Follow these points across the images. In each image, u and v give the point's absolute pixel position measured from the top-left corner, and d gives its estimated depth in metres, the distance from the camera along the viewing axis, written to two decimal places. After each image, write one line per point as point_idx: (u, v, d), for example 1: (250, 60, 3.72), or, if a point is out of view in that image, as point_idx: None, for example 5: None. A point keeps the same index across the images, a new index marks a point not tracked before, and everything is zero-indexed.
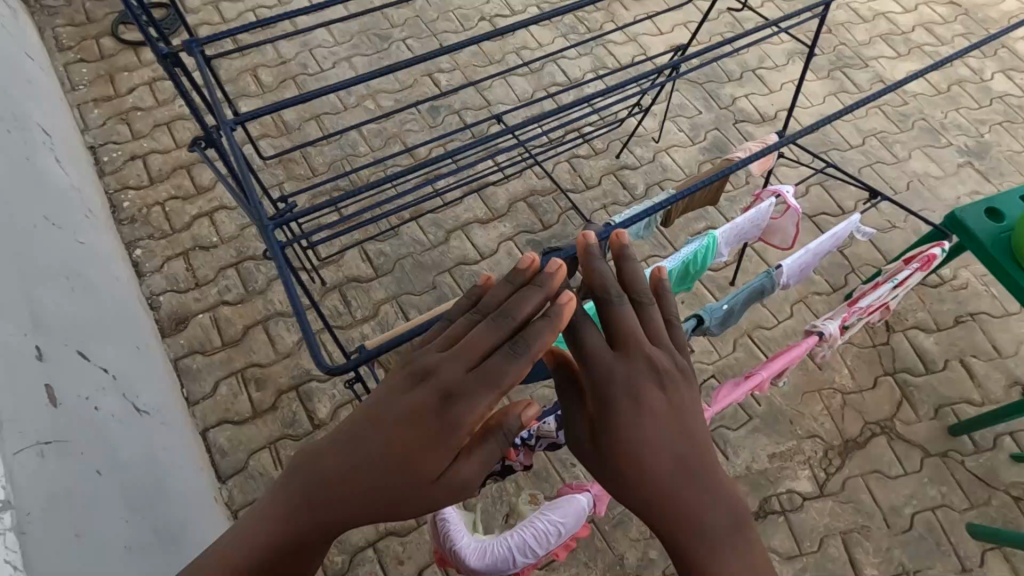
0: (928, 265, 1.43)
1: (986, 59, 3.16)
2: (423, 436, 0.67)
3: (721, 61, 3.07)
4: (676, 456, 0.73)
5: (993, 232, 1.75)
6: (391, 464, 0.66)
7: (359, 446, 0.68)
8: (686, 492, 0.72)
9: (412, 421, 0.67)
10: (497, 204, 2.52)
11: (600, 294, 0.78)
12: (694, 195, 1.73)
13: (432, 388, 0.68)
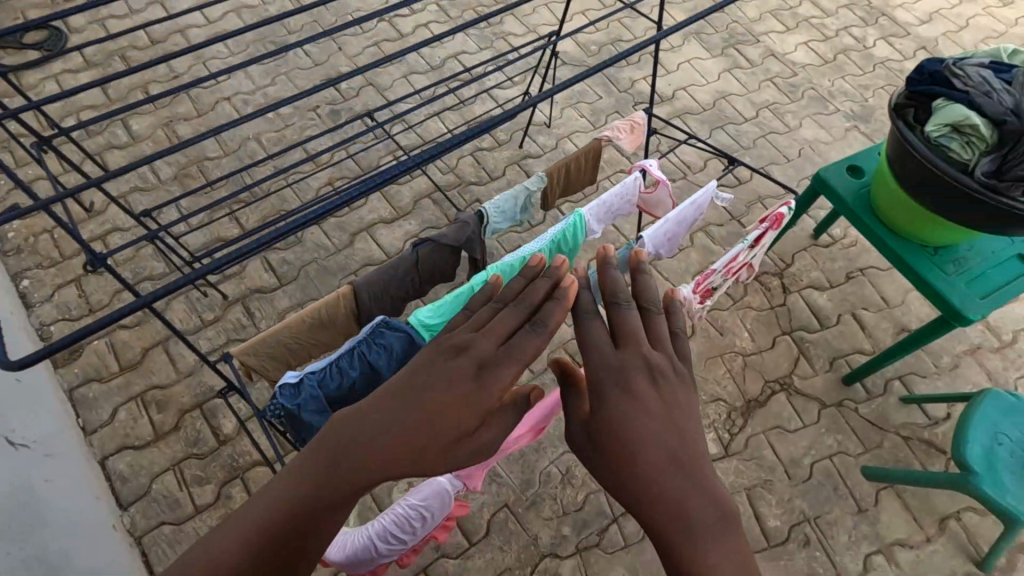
0: (780, 224, 1.51)
1: (868, 28, 3.32)
2: (442, 417, 0.71)
3: (619, 47, 3.15)
4: (669, 452, 0.70)
5: (855, 189, 1.84)
6: (412, 435, 0.69)
7: (373, 421, 0.70)
8: (676, 486, 0.69)
9: (431, 402, 0.71)
10: (401, 203, 2.52)
11: (610, 297, 0.85)
12: (571, 177, 1.75)
13: (453, 366, 0.74)
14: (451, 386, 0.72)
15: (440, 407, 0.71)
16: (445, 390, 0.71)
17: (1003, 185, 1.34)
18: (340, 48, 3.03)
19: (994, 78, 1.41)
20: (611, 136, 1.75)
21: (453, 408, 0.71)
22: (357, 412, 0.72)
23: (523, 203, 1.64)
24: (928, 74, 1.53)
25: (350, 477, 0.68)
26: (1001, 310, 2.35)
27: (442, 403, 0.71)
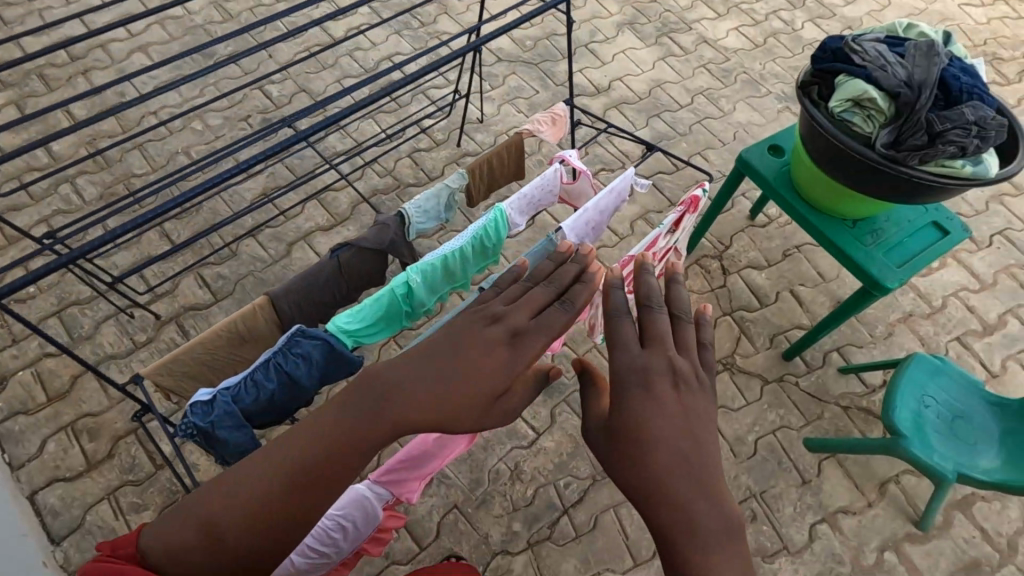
0: (697, 206, 1.53)
1: (796, 11, 3.40)
2: (467, 399, 0.81)
3: (554, 41, 3.16)
4: (683, 453, 0.76)
5: (775, 169, 1.87)
6: (452, 397, 0.81)
7: (418, 384, 0.82)
8: (683, 486, 0.74)
9: (459, 385, 0.82)
10: (339, 209, 2.48)
11: (642, 301, 0.91)
12: (495, 172, 1.74)
13: (484, 351, 0.84)
14: (486, 354, 0.84)
15: (467, 389, 0.82)
16: (473, 372, 0.82)
17: (902, 155, 1.37)
18: (271, 55, 2.98)
19: (888, 51, 1.45)
20: (532, 130, 1.74)
21: (482, 385, 0.82)
22: (405, 369, 0.84)
23: (446, 202, 1.63)
24: (830, 51, 1.57)
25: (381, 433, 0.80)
26: (930, 277, 2.43)
27: (468, 385, 0.82)
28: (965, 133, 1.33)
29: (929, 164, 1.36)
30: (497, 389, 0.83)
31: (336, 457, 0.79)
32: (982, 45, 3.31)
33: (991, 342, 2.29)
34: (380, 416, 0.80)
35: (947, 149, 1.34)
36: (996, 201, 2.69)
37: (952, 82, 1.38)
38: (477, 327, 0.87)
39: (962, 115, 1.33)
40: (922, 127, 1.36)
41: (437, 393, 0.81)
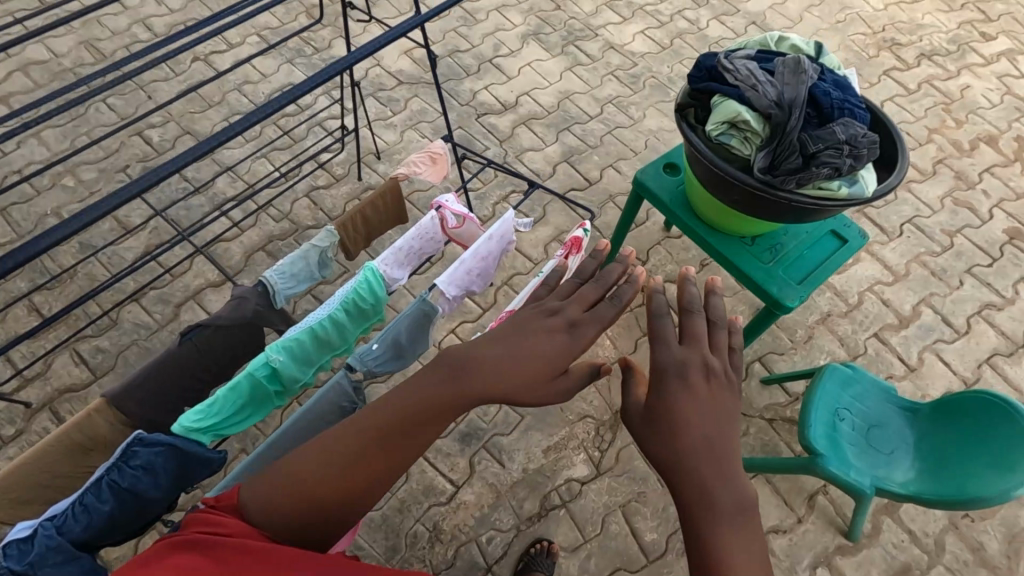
0: (579, 247, 1.44)
1: (700, 9, 3.37)
2: (511, 392, 0.80)
3: (456, 59, 3.04)
4: (712, 438, 0.71)
5: (671, 189, 1.80)
6: (507, 385, 0.80)
7: (484, 373, 0.80)
8: (704, 471, 0.69)
9: (499, 380, 0.80)
10: (232, 262, 2.31)
11: (683, 304, 0.86)
12: (371, 224, 1.61)
13: (532, 341, 0.82)
14: (540, 341, 0.82)
15: (512, 381, 0.80)
16: (517, 361, 0.80)
17: (779, 180, 1.32)
18: (150, 97, 2.76)
19: (759, 69, 1.39)
20: (410, 172, 1.63)
21: (540, 371, 0.81)
22: (463, 361, 0.81)
23: (317, 261, 1.51)
24: (705, 70, 1.50)
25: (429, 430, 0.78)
26: (845, 274, 2.43)
27: (519, 376, 0.80)
28: (839, 153, 1.28)
29: (807, 187, 1.31)
30: (542, 384, 0.81)
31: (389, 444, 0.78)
32: (881, 32, 3.35)
33: (908, 335, 2.29)
34: (423, 404, 0.80)
35: (823, 171, 1.28)
36: (904, 189, 2.71)
37: (823, 97, 1.33)
38: (531, 318, 0.86)
39: (834, 134, 1.28)
40: (795, 149, 1.30)
41: (480, 383, 0.80)
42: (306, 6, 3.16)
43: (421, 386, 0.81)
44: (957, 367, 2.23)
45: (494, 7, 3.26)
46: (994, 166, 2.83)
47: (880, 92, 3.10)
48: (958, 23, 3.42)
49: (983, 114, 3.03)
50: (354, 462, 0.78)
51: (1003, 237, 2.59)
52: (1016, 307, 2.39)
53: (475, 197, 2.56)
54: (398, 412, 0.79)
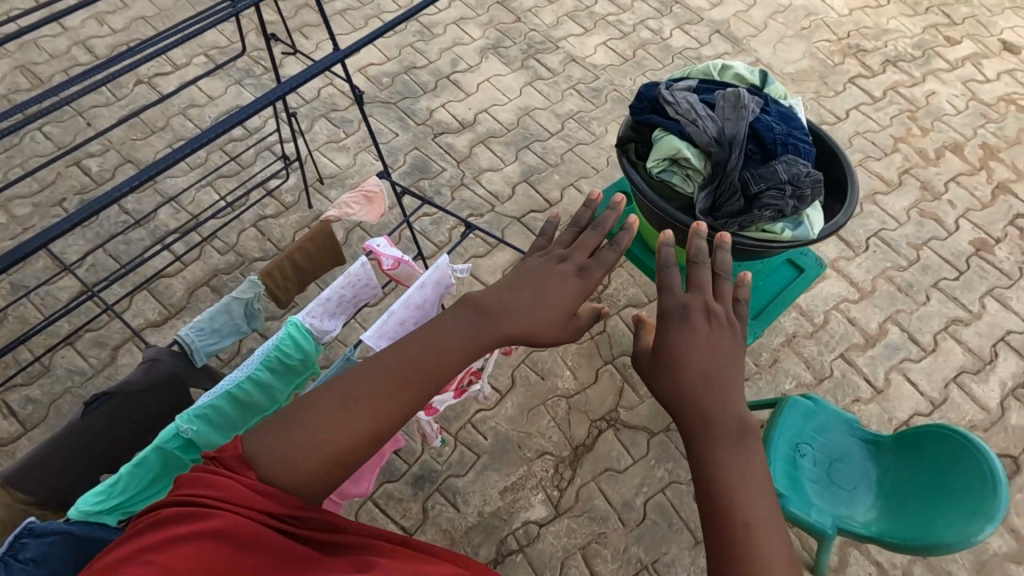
0: None
1: (663, 18, 3.31)
2: (532, 332, 0.91)
3: (413, 75, 2.95)
4: (713, 371, 0.79)
5: None
6: (523, 323, 0.90)
7: (505, 310, 0.90)
8: (710, 402, 0.77)
9: (518, 320, 0.90)
10: (173, 299, 2.20)
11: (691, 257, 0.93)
12: (301, 270, 1.51)
13: (546, 289, 0.93)
14: (549, 285, 0.94)
15: (530, 320, 0.91)
16: (530, 311, 0.91)
17: (720, 222, 1.25)
18: (89, 124, 2.65)
19: (700, 102, 1.32)
20: (343, 213, 1.54)
21: (551, 311, 0.92)
22: (481, 306, 0.90)
23: (242, 313, 1.42)
24: (646, 100, 1.42)
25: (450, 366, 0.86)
26: (811, 293, 2.37)
27: (535, 315, 0.91)
28: (783, 194, 1.21)
29: (751, 230, 1.25)
30: (554, 326, 0.92)
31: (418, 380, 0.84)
32: (846, 38, 3.31)
33: (874, 355, 2.24)
34: (446, 352, 0.86)
35: (765, 213, 1.22)
36: (869, 202, 2.67)
37: (765, 132, 1.27)
38: (542, 270, 0.96)
39: (776, 174, 1.22)
40: (737, 190, 1.24)
41: (499, 326, 0.89)
42: (255, 24, 3.06)
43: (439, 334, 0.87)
44: (924, 387, 2.18)
45: (452, 21, 3.18)
46: (960, 175, 2.79)
47: (845, 100, 3.05)
48: (923, 27, 3.39)
49: (949, 121, 2.99)
50: (383, 402, 0.81)
51: (969, 248, 2.55)
52: (983, 322, 2.35)
53: (431, 221, 2.47)
54: (423, 360, 0.84)
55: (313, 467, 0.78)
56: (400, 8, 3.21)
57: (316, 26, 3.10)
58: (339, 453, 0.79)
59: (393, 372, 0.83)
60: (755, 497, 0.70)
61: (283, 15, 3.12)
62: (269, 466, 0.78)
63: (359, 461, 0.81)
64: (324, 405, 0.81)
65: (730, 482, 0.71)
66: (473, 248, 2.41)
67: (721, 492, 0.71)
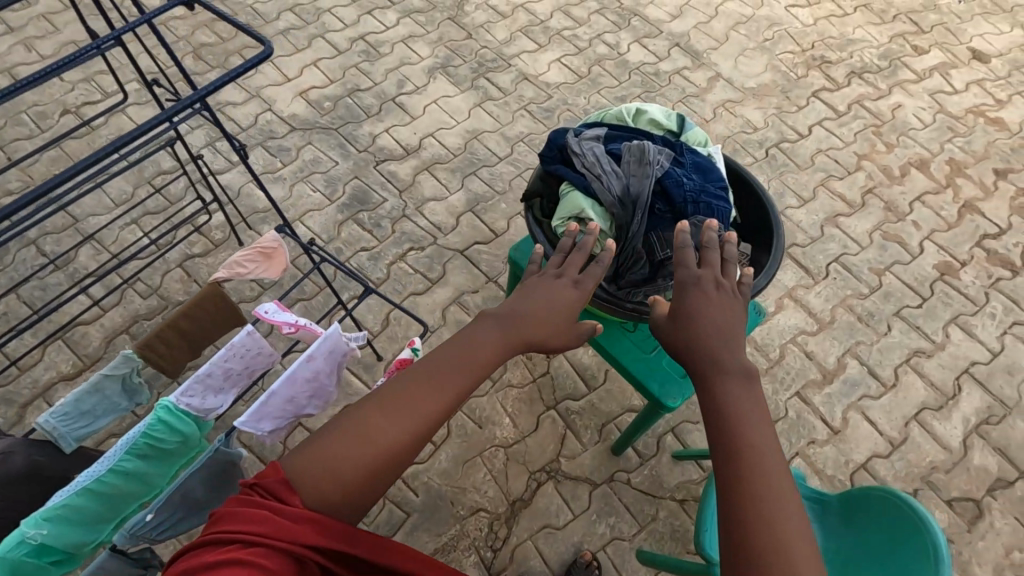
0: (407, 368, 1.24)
1: (621, 32, 3.18)
2: (543, 340, 0.98)
3: (356, 98, 2.82)
4: (726, 337, 0.89)
5: None
6: (532, 331, 0.98)
7: (520, 317, 0.97)
8: (723, 364, 0.86)
9: (534, 324, 0.98)
10: (89, 348, 2.08)
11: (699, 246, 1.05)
12: (193, 336, 1.40)
13: (549, 301, 1.01)
14: (552, 299, 1.01)
15: (539, 330, 0.98)
16: (544, 317, 0.98)
17: (624, 293, 1.17)
18: (9, 158, 2.52)
19: (607, 155, 1.21)
20: (235, 273, 1.41)
21: (556, 321, 1.00)
22: (494, 316, 0.98)
23: (119, 391, 1.30)
24: (556, 147, 1.30)
25: (478, 360, 0.92)
26: (767, 325, 2.26)
27: (543, 327, 0.98)
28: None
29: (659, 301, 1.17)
30: (560, 335, 1.00)
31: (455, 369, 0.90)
32: (810, 49, 3.20)
33: (831, 392, 2.14)
34: (480, 352, 0.93)
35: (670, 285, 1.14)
36: (831, 225, 2.56)
37: (674, 191, 1.16)
38: (544, 285, 1.04)
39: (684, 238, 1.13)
40: (641, 259, 1.16)
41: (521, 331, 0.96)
42: (192, 47, 2.94)
43: (470, 337, 0.95)
44: (883, 426, 2.08)
45: (400, 39, 3.05)
46: (925, 193, 2.68)
47: (808, 115, 2.93)
48: (889, 36, 3.28)
49: (915, 135, 2.88)
50: (423, 391, 0.86)
51: (933, 272, 2.44)
52: (946, 353, 2.24)
53: (369, 257, 2.36)
54: (456, 353, 0.92)
55: (362, 471, 0.79)
56: (346, 27, 3.08)
57: (257, 47, 2.96)
58: (393, 449, 0.81)
59: (436, 368, 0.89)
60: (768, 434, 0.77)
61: (222, 37, 2.99)
62: (319, 478, 0.77)
63: (407, 457, 0.83)
64: (371, 404, 0.84)
65: (746, 423, 0.78)
66: (411, 285, 2.30)
67: (727, 434, 0.78)
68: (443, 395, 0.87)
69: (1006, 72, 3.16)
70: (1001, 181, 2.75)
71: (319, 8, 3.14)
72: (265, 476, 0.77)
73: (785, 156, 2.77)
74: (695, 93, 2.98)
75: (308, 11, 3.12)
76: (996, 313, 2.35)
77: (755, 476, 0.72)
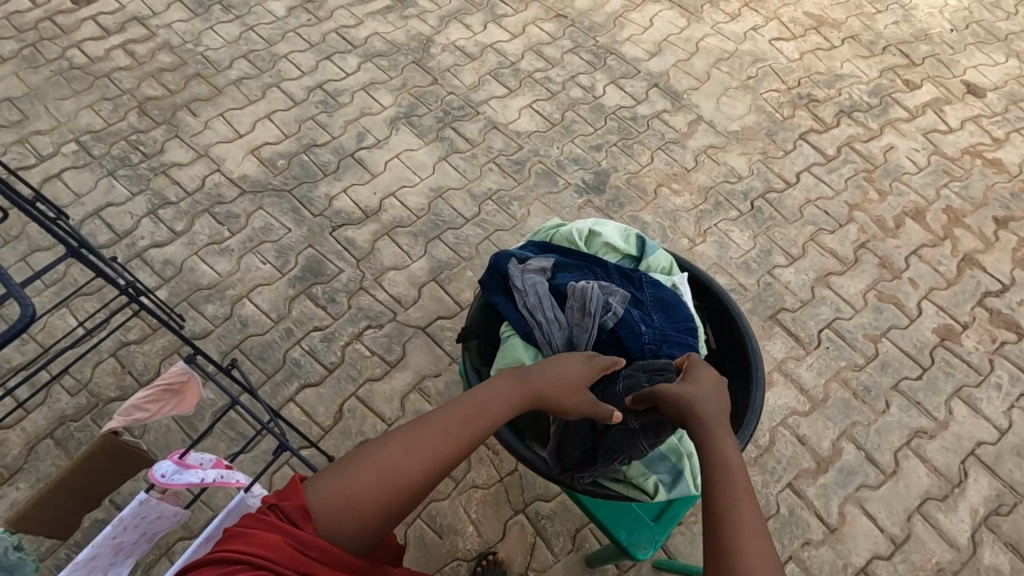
0: None
1: (596, 73, 3.01)
2: (549, 399, 1.10)
3: (313, 155, 2.64)
4: (724, 410, 1.04)
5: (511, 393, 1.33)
6: (538, 389, 1.10)
7: (527, 380, 1.11)
8: (710, 430, 0.99)
9: (542, 384, 1.10)
10: (9, 457, 1.89)
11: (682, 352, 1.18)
12: (85, 487, 1.21)
13: (562, 368, 1.13)
14: (565, 368, 1.13)
15: (547, 389, 1.10)
16: (553, 378, 1.11)
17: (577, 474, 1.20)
18: None
19: (550, 297, 1.24)
20: (131, 420, 1.21)
21: (565, 385, 1.12)
22: (509, 376, 1.11)
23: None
24: (495, 272, 1.31)
25: (487, 411, 1.05)
26: None
27: (550, 390, 1.11)
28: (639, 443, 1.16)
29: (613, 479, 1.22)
30: (570, 396, 1.11)
31: (467, 416, 1.04)
32: (797, 87, 3.02)
33: (826, 483, 1.96)
34: (490, 407, 1.06)
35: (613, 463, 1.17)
36: (822, 285, 2.38)
37: (630, 342, 1.22)
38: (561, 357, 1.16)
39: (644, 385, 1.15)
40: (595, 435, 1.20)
41: (524, 392, 1.09)
42: (137, 101, 2.74)
43: (482, 394, 1.07)
44: (883, 522, 1.90)
45: (360, 86, 2.87)
46: (922, 247, 2.51)
47: (795, 160, 2.75)
48: (879, 71, 3.10)
49: (909, 180, 2.71)
50: (434, 436, 1.00)
51: (933, 338, 2.27)
52: (950, 433, 2.07)
53: (322, 337, 2.17)
54: (471, 404, 1.05)
55: (374, 502, 0.94)
56: (303, 74, 2.89)
57: (206, 100, 2.77)
58: (400, 487, 0.95)
59: (448, 421, 1.02)
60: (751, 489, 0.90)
61: (169, 89, 2.80)
62: (332, 508, 0.92)
63: (417, 490, 0.97)
64: (394, 442, 0.99)
65: (734, 473, 0.92)
66: (368, 370, 2.11)
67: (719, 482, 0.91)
68: (451, 442, 1.01)
69: (1003, 108, 2.99)
70: (1002, 230, 2.58)
71: (275, 54, 2.95)
72: (285, 499, 0.92)
73: (771, 208, 2.59)
74: (675, 139, 2.80)
75: (262, 58, 2.94)
76: (1001, 384, 2.18)
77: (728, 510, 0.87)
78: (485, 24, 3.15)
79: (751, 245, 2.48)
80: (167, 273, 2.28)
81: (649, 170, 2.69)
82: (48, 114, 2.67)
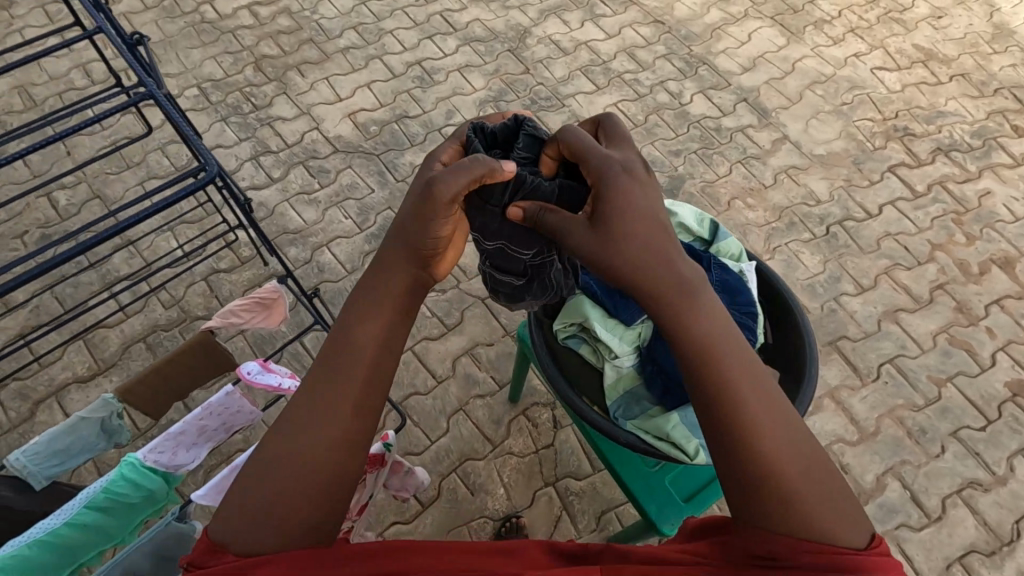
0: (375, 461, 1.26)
1: (685, 81, 3.02)
2: (417, 280, 0.93)
3: (403, 125, 2.80)
4: (677, 269, 0.90)
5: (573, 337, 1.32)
6: (396, 276, 0.92)
7: (382, 281, 0.93)
8: (702, 332, 0.86)
9: (405, 273, 0.92)
10: (106, 352, 2.13)
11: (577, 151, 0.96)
12: (182, 373, 1.38)
13: (417, 234, 0.91)
14: (415, 234, 0.91)
15: (406, 273, 0.92)
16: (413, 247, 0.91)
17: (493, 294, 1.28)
18: (69, 153, 2.54)
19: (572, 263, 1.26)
20: (227, 323, 1.36)
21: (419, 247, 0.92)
22: (363, 293, 0.93)
23: (104, 430, 1.29)
24: None
25: (353, 329, 0.90)
26: None
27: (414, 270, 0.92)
28: (510, 257, 1.15)
29: (513, 301, 1.26)
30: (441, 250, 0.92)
31: (334, 353, 0.89)
32: (893, 118, 2.93)
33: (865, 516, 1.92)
34: (359, 323, 0.90)
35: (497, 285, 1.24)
36: (889, 320, 2.32)
37: None
38: (403, 223, 0.92)
39: (543, 194, 1.03)
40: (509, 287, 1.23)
41: (391, 302, 0.91)
42: (255, 58, 2.99)
43: (343, 340, 0.89)
44: (919, 565, 1.85)
45: (456, 67, 3.01)
46: (1006, 298, 2.39)
47: (880, 192, 2.68)
48: (986, 112, 2.97)
49: (1002, 229, 2.59)
50: (320, 397, 0.85)
51: (1004, 392, 2.17)
52: (1007, 490, 1.98)
53: None
54: (336, 338, 0.90)
55: (300, 478, 0.80)
56: (405, 50, 3.06)
57: (315, 64, 2.98)
58: (313, 451, 0.82)
59: (323, 377, 0.87)
60: (769, 394, 0.83)
61: (284, 50, 3.03)
62: (253, 518, 0.77)
63: (338, 440, 0.83)
64: (276, 431, 0.84)
65: (739, 387, 0.83)
66: (426, 329, 2.18)
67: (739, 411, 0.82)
68: (342, 386, 0.86)
69: None
70: None
71: (381, 28, 3.14)
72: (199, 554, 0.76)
73: (847, 236, 2.54)
74: (757, 154, 2.78)
75: (370, 31, 3.13)
76: None
77: (770, 448, 0.79)
78: (583, 21, 3.23)
79: (819, 269, 2.45)
80: (259, 214, 2.49)
81: (726, 182, 2.69)
82: (178, 60, 2.96)
